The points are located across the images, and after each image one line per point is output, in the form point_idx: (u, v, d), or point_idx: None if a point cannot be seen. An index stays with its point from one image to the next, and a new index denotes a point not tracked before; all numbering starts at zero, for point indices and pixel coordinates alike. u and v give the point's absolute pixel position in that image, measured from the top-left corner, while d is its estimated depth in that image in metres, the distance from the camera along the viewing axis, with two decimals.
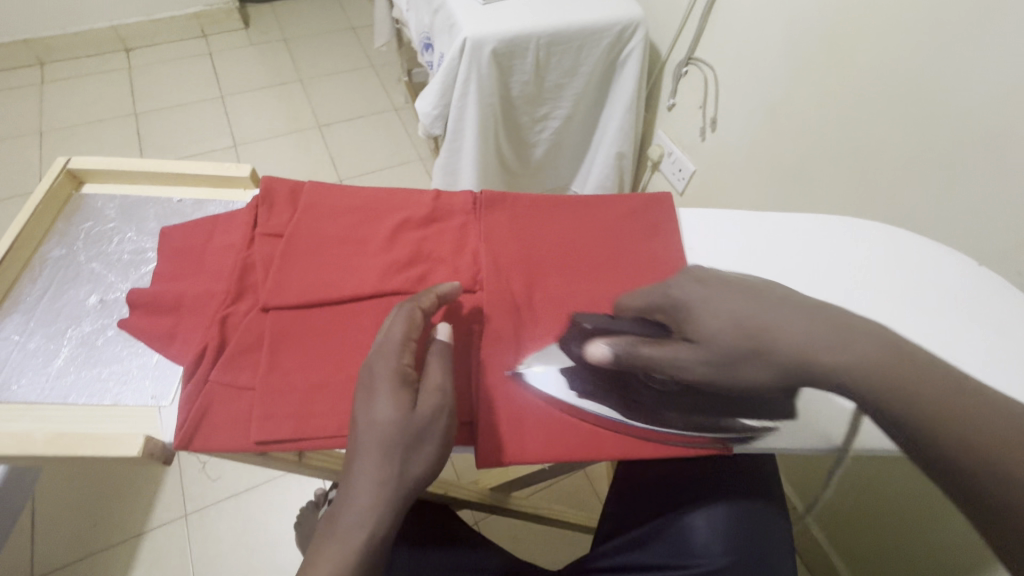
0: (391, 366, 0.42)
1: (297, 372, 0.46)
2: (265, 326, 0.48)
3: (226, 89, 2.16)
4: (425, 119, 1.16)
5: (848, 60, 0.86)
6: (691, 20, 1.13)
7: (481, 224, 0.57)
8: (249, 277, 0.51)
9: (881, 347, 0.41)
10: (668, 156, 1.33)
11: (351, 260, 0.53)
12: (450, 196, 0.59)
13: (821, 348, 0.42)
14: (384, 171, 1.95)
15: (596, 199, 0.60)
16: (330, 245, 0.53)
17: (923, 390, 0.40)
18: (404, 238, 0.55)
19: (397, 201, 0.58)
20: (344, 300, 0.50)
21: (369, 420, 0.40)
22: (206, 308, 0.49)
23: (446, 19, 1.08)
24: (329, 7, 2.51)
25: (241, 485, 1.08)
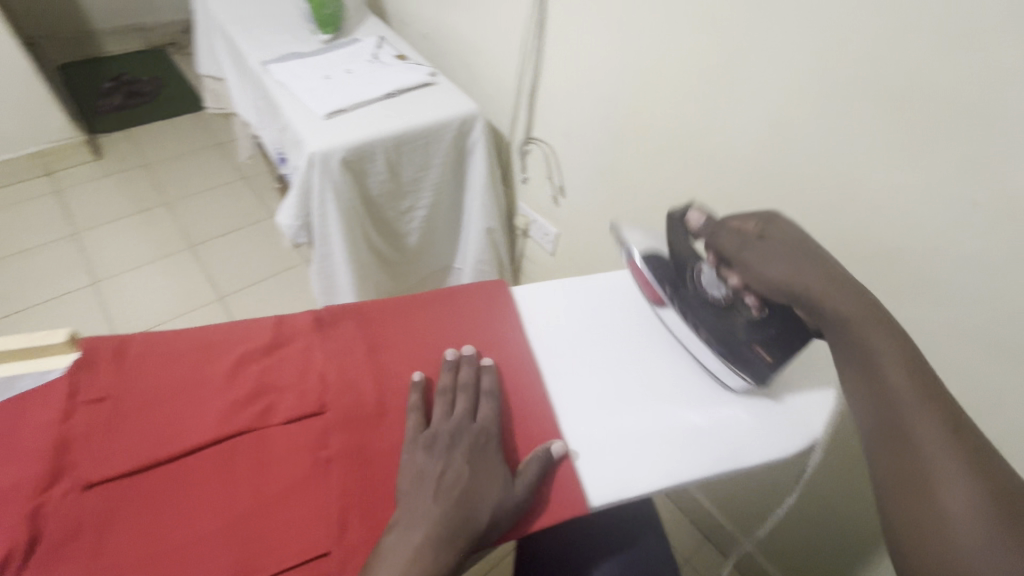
0: (492, 436, 0.51)
1: (128, 548, 0.43)
2: (88, 506, 0.44)
3: (80, 225, 2.03)
4: (288, 230, 1.17)
5: (645, 130, 1.01)
6: (522, 107, 1.27)
7: (325, 342, 0.57)
8: (68, 452, 0.47)
9: (881, 321, 0.47)
10: (533, 224, 1.44)
11: (186, 410, 0.51)
12: (292, 318, 0.59)
13: (887, 360, 0.45)
14: (269, 281, 1.90)
15: (441, 292, 0.64)
16: (163, 397, 0.51)
17: (890, 361, 0.45)
18: (244, 373, 0.54)
19: (235, 334, 0.57)
20: (179, 454, 0.48)
21: (476, 478, 0.48)
22: (14, 501, 0.45)
23: (292, 136, 1.12)
24: (190, 127, 2.49)
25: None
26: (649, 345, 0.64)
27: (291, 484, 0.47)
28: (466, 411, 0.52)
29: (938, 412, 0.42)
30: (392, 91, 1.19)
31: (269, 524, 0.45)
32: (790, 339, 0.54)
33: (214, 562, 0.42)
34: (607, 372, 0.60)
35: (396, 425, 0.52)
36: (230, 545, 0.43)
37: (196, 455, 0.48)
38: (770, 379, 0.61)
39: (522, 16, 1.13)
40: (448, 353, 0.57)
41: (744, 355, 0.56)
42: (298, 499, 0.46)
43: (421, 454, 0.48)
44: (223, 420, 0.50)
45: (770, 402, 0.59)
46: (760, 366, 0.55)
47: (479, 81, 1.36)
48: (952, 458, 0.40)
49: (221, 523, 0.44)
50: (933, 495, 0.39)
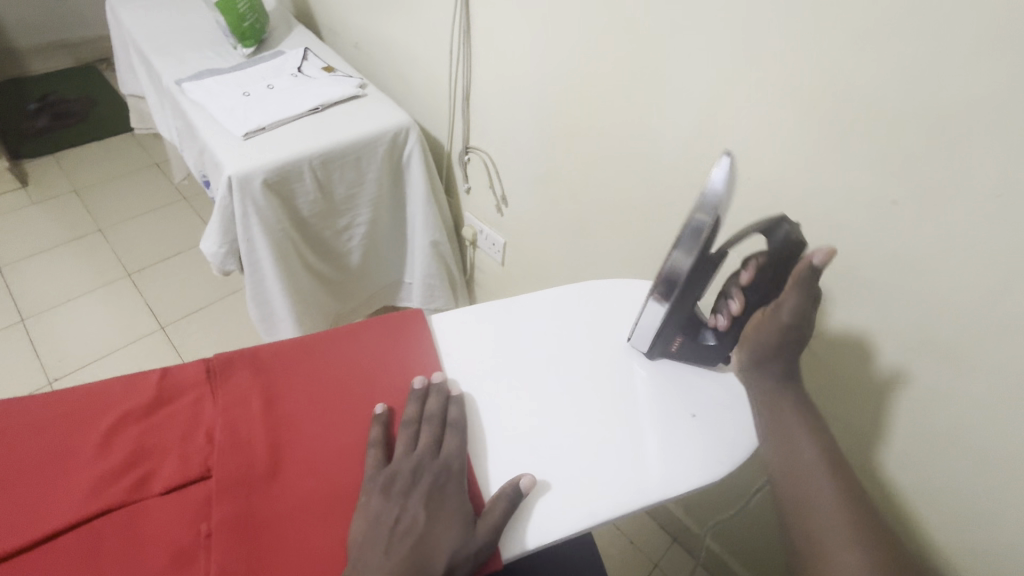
0: (457, 471, 0.49)
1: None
2: None
3: (4, 258, 1.90)
4: (214, 258, 1.11)
5: (577, 135, 0.98)
6: (458, 115, 1.23)
7: (215, 395, 0.52)
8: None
9: (796, 398, 0.55)
10: (481, 234, 1.40)
11: (52, 487, 0.46)
12: (181, 369, 0.54)
13: (796, 432, 0.53)
14: (213, 306, 1.81)
15: (350, 328, 0.59)
16: (24, 474, 0.46)
17: (795, 433, 0.52)
18: (122, 438, 0.49)
19: (113, 393, 0.52)
20: (34, 541, 0.42)
21: (433, 523, 0.45)
22: None
23: (210, 158, 1.06)
24: (125, 148, 2.36)
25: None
26: (573, 369, 0.60)
27: (166, 564, 0.42)
28: (429, 446, 0.50)
29: (835, 478, 0.50)
30: (317, 106, 1.13)
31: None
32: (706, 350, 0.60)
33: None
34: (528, 403, 0.57)
35: (290, 483, 0.47)
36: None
37: (59, 538, 0.43)
38: (698, 401, 0.59)
39: (449, 21, 1.08)
40: (416, 380, 0.55)
41: (668, 335, 0.59)
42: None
43: (378, 497, 0.46)
44: (92, 496, 0.45)
45: (697, 425, 0.56)
46: (665, 346, 0.60)
47: (414, 90, 1.31)
48: (846, 521, 0.47)
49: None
50: (833, 556, 0.46)
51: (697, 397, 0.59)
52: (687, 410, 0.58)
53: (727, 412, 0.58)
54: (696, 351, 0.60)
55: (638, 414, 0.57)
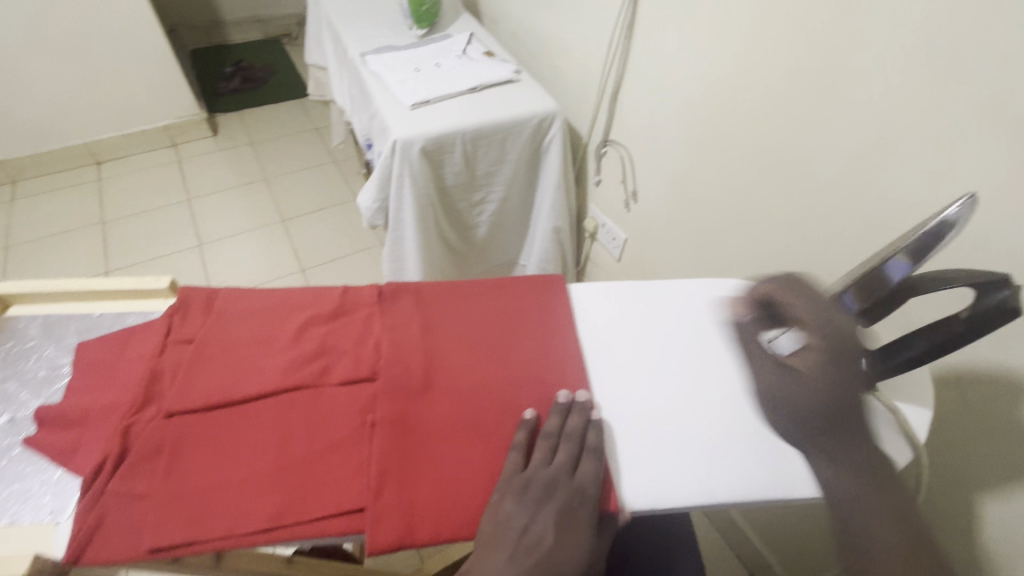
0: (591, 495, 0.48)
1: (195, 477, 0.47)
2: (166, 431, 0.50)
3: (193, 192, 2.27)
4: (367, 212, 1.24)
5: (728, 138, 0.96)
6: (603, 108, 1.26)
7: (382, 315, 0.60)
8: (158, 383, 0.53)
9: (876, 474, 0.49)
10: (602, 228, 1.43)
11: (260, 362, 0.56)
12: (359, 290, 0.63)
13: (870, 512, 0.48)
14: (346, 259, 2.02)
15: (496, 282, 0.65)
16: (240, 346, 0.57)
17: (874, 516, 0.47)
18: (310, 335, 0.58)
19: (308, 299, 0.62)
20: (244, 398, 0.53)
21: (561, 546, 0.45)
22: (111, 418, 0.51)
23: (380, 123, 1.19)
24: (293, 112, 2.70)
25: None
26: (703, 356, 0.61)
27: (337, 442, 0.50)
28: (567, 462, 0.49)
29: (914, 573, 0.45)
30: (476, 86, 1.23)
31: (313, 477, 0.48)
32: None
33: (263, 501, 0.46)
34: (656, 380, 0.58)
35: (439, 400, 0.53)
36: (281, 489, 0.47)
37: (263, 401, 0.53)
38: None
39: (612, 15, 1.11)
40: (562, 392, 0.54)
41: None
42: (344, 457, 0.49)
43: (512, 503, 0.47)
44: (289, 373, 0.54)
45: None
46: None
47: (562, 81, 1.36)
48: None
49: (275, 468, 0.48)
50: None
51: None
52: None
53: (867, 432, 0.55)
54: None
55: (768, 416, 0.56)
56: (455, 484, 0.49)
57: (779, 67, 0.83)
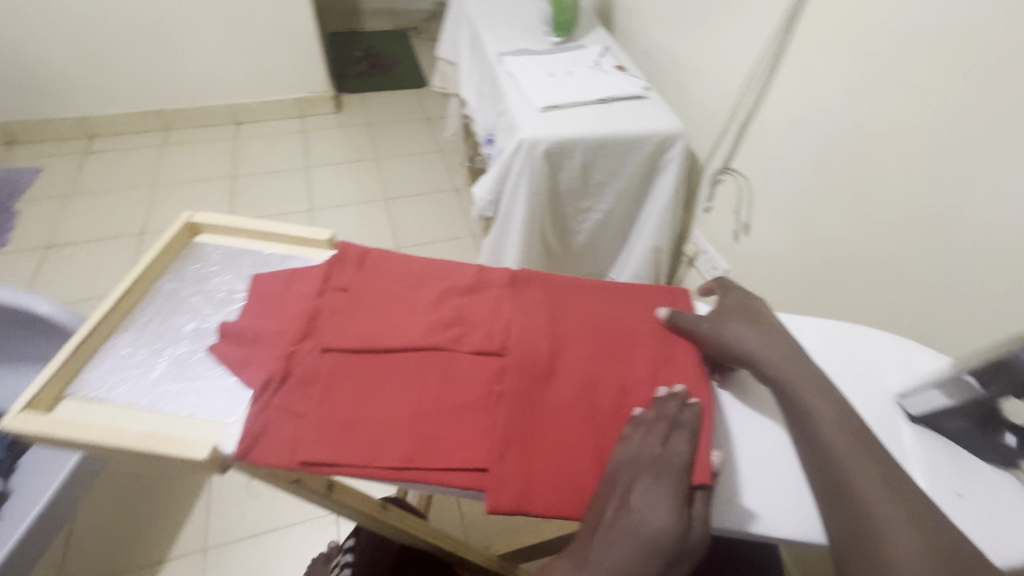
0: (675, 468, 0.48)
1: (342, 410, 0.53)
2: (323, 363, 0.56)
3: (312, 161, 2.47)
4: (480, 203, 1.31)
5: (867, 184, 0.93)
6: (729, 135, 1.25)
7: (512, 296, 0.64)
8: (316, 321, 0.60)
9: (871, 446, 0.48)
10: (703, 254, 1.41)
11: (402, 320, 0.61)
12: (491, 271, 0.68)
13: (863, 477, 0.46)
14: (438, 244, 2.12)
15: (620, 286, 0.68)
16: (386, 303, 0.63)
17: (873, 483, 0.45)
18: (447, 304, 0.63)
19: (445, 272, 0.67)
20: (388, 348, 0.58)
21: (648, 514, 0.46)
22: (277, 342, 0.58)
23: (508, 120, 1.25)
24: (410, 100, 2.86)
25: (285, 522, 1.31)
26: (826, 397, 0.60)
27: (468, 404, 0.54)
28: (655, 439, 0.50)
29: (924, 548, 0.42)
30: (605, 97, 1.25)
31: (444, 431, 0.52)
32: (980, 447, 0.55)
33: (400, 443, 0.51)
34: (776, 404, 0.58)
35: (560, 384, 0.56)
36: (415, 437, 0.52)
37: (402, 356, 0.58)
38: (974, 484, 0.53)
39: (757, 45, 1.10)
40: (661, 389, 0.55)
41: (948, 411, 0.55)
42: (473, 419, 0.53)
43: (607, 480, 0.49)
44: (427, 334, 0.59)
45: (961, 504, 0.52)
46: (932, 418, 0.57)
47: (689, 104, 1.36)
48: None
49: (411, 415, 0.53)
50: None
51: (964, 476, 0.54)
52: (952, 487, 0.53)
53: (1005, 507, 0.52)
54: (978, 441, 0.55)
55: None
56: (568, 463, 0.51)
57: (943, 117, 0.79)
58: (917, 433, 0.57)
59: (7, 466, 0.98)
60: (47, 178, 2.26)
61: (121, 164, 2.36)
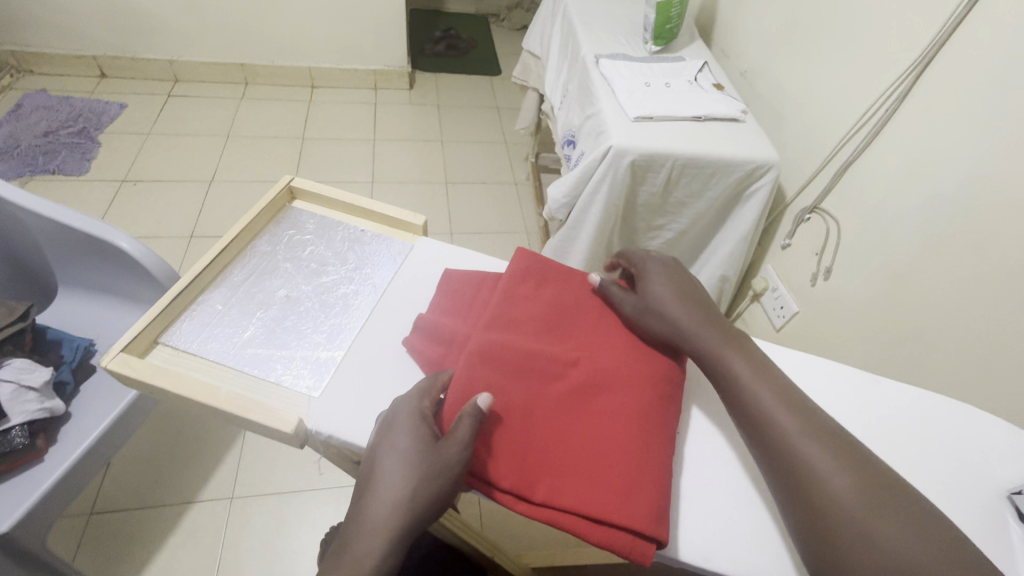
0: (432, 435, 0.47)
1: (518, 442, 0.50)
2: (500, 379, 0.53)
3: (379, 134, 2.49)
4: (552, 204, 1.29)
5: (982, 253, 0.86)
6: (825, 174, 1.18)
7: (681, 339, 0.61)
8: (503, 330, 0.56)
9: (802, 408, 0.48)
10: (771, 291, 1.35)
11: (559, 342, 0.58)
12: None
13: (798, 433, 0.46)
14: (492, 235, 2.11)
15: None
16: (546, 317, 0.59)
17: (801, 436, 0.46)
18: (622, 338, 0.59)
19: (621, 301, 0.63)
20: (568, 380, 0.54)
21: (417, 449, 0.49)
22: (465, 347, 0.55)
23: (597, 125, 1.22)
24: (482, 87, 2.85)
25: (311, 485, 1.33)
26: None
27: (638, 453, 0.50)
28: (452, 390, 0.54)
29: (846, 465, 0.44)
30: (700, 115, 1.21)
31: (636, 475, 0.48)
32: None
33: (578, 484, 0.48)
34: None
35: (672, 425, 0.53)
36: (589, 470, 0.49)
37: (560, 382, 0.54)
38: None
39: (877, 84, 1.03)
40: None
41: None
42: (660, 461, 0.50)
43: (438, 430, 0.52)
44: (591, 360, 0.56)
45: None
46: None
47: (786, 134, 1.29)
48: (850, 484, 0.42)
49: (589, 453, 0.50)
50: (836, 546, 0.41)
51: None
52: None
53: None
54: None
55: None
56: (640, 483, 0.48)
57: None
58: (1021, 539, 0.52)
59: (71, 388, 1.02)
60: (132, 114, 2.35)
61: (200, 110, 2.43)
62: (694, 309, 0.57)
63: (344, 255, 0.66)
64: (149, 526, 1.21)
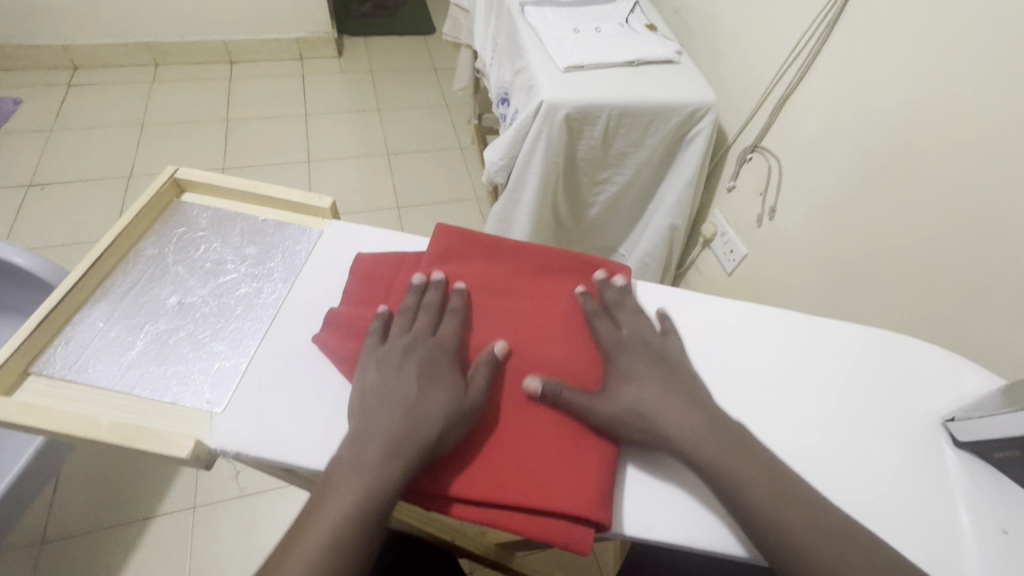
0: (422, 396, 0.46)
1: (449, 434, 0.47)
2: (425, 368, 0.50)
3: (311, 109, 2.33)
4: (491, 167, 1.22)
5: (916, 178, 0.85)
6: (763, 111, 1.16)
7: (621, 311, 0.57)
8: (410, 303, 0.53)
9: (739, 436, 0.47)
10: (720, 236, 1.34)
11: (488, 325, 0.54)
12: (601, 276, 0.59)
13: (735, 464, 0.44)
14: (440, 206, 2.03)
15: (596, 260, 0.60)
16: (468, 300, 0.55)
17: (746, 467, 0.44)
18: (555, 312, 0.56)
19: (554, 274, 0.59)
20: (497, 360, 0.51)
21: (373, 408, 0.46)
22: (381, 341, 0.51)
23: (527, 79, 1.15)
24: (416, 48, 2.69)
25: (275, 484, 1.29)
26: (795, 411, 0.55)
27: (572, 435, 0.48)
28: (423, 329, 0.51)
29: (788, 498, 0.43)
30: (634, 59, 1.15)
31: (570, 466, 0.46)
32: None
33: (513, 475, 0.45)
34: (800, 412, 0.55)
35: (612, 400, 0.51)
36: (523, 461, 0.46)
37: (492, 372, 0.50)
38: (1009, 511, 0.49)
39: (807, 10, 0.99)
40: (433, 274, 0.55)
41: (1000, 443, 0.49)
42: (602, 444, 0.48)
43: (373, 368, 0.48)
44: (520, 346, 0.53)
45: (1007, 543, 0.48)
46: (986, 450, 0.51)
47: (723, 72, 1.25)
48: (795, 511, 0.42)
49: (526, 444, 0.47)
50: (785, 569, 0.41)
51: (1006, 510, 0.49)
52: (998, 523, 0.49)
53: None
54: None
55: (917, 498, 0.50)
56: (574, 466, 0.46)
57: (1014, 110, 0.71)
58: (954, 462, 0.52)
59: None
60: (29, 110, 2.12)
61: (106, 99, 2.22)
62: (659, 344, 0.53)
63: (243, 250, 0.60)
64: (106, 549, 1.16)
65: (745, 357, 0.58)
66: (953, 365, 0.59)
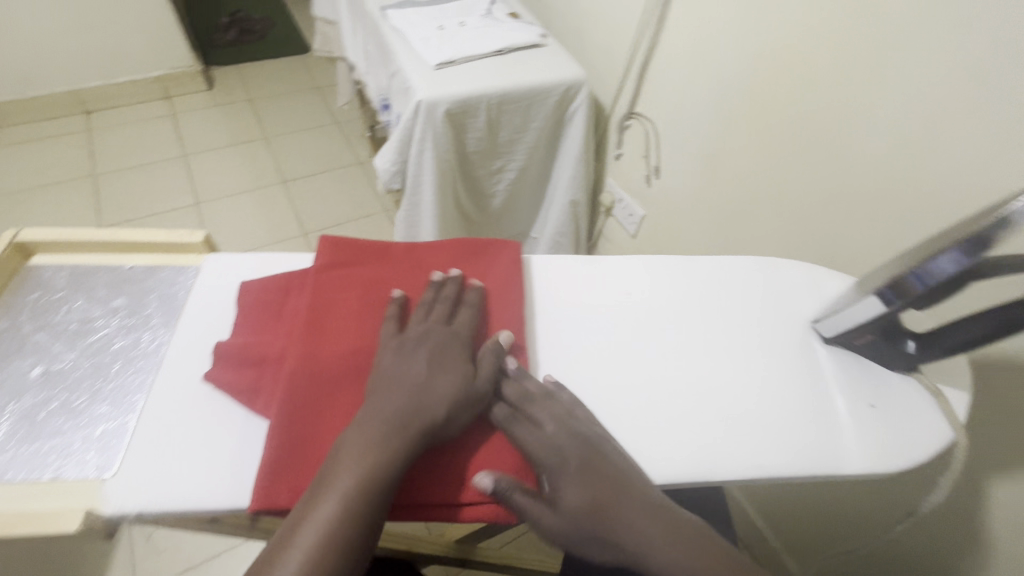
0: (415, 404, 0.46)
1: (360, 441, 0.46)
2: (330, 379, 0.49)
3: (189, 148, 2.18)
4: (384, 175, 1.21)
5: (766, 118, 0.94)
6: (630, 80, 1.23)
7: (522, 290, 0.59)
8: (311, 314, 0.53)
9: (645, 495, 0.46)
10: (619, 203, 1.41)
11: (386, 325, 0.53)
12: (495, 259, 0.61)
13: (645, 526, 0.44)
14: (349, 225, 1.98)
15: (486, 244, 0.62)
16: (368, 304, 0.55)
17: (652, 526, 0.44)
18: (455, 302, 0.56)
19: (447, 264, 0.60)
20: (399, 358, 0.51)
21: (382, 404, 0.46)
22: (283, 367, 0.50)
23: (402, 82, 1.14)
24: (293, 69, 2.59)
25: (223, 546, 1.21)
26: (690, 347, 0.59)
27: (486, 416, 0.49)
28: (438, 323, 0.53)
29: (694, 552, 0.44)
30: (502, 48, 1.18)
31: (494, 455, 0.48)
32: (890, 359, 0.57)
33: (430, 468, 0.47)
34: (693, 347, 0.59)
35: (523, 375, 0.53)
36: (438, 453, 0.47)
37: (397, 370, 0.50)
38: (873, 388, 0.57)
39: None
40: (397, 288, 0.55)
41: (857, 331, 0.56)
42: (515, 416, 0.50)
43: (391, 359, 0.50)
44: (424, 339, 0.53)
45: (874, 414, 0.55)
46: (849, 339, 0.58)
47: (589, 48, 1.31)
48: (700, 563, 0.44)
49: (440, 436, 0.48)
50: None
51: (869, 387, 0.57)
52: (866, 400, 0.56)
53: (913, 416, 0.55)
54: (887, 353, 0.57)
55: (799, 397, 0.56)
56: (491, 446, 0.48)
57: (826, 45, 0.81)
58: (826, 355, 0.59)
59: None
60: None
61: None
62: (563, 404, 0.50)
63: (112, 303, 0.56)
64: None
65: (638, 307, 0.62)
66: (815, 275, 0.66)
